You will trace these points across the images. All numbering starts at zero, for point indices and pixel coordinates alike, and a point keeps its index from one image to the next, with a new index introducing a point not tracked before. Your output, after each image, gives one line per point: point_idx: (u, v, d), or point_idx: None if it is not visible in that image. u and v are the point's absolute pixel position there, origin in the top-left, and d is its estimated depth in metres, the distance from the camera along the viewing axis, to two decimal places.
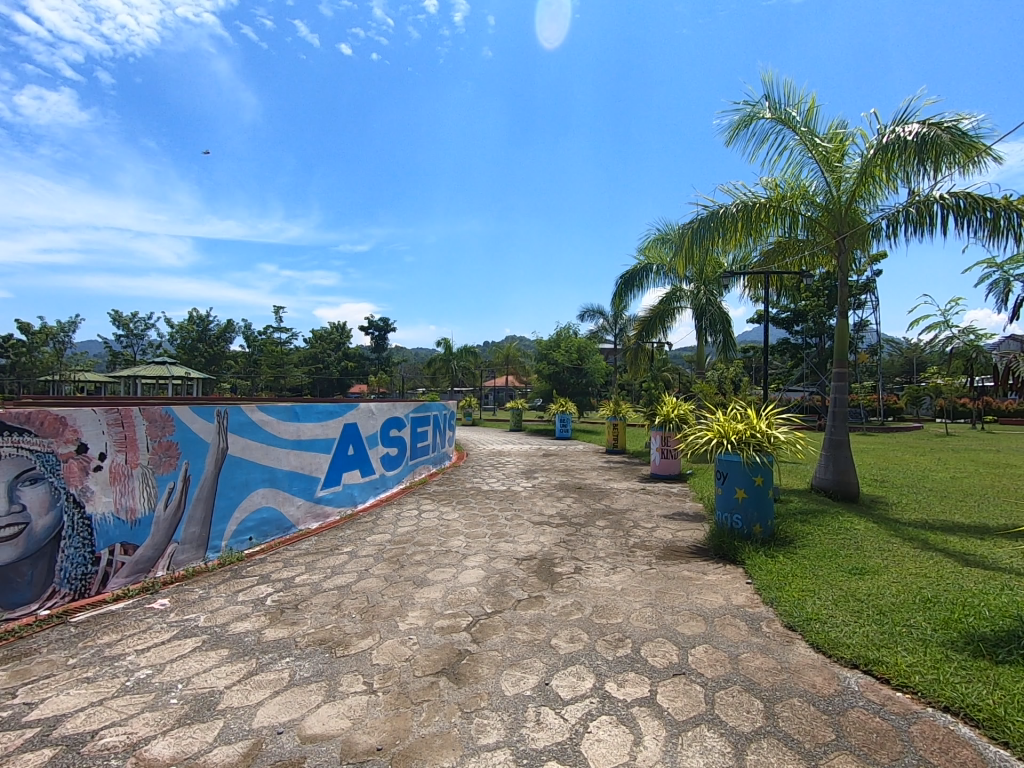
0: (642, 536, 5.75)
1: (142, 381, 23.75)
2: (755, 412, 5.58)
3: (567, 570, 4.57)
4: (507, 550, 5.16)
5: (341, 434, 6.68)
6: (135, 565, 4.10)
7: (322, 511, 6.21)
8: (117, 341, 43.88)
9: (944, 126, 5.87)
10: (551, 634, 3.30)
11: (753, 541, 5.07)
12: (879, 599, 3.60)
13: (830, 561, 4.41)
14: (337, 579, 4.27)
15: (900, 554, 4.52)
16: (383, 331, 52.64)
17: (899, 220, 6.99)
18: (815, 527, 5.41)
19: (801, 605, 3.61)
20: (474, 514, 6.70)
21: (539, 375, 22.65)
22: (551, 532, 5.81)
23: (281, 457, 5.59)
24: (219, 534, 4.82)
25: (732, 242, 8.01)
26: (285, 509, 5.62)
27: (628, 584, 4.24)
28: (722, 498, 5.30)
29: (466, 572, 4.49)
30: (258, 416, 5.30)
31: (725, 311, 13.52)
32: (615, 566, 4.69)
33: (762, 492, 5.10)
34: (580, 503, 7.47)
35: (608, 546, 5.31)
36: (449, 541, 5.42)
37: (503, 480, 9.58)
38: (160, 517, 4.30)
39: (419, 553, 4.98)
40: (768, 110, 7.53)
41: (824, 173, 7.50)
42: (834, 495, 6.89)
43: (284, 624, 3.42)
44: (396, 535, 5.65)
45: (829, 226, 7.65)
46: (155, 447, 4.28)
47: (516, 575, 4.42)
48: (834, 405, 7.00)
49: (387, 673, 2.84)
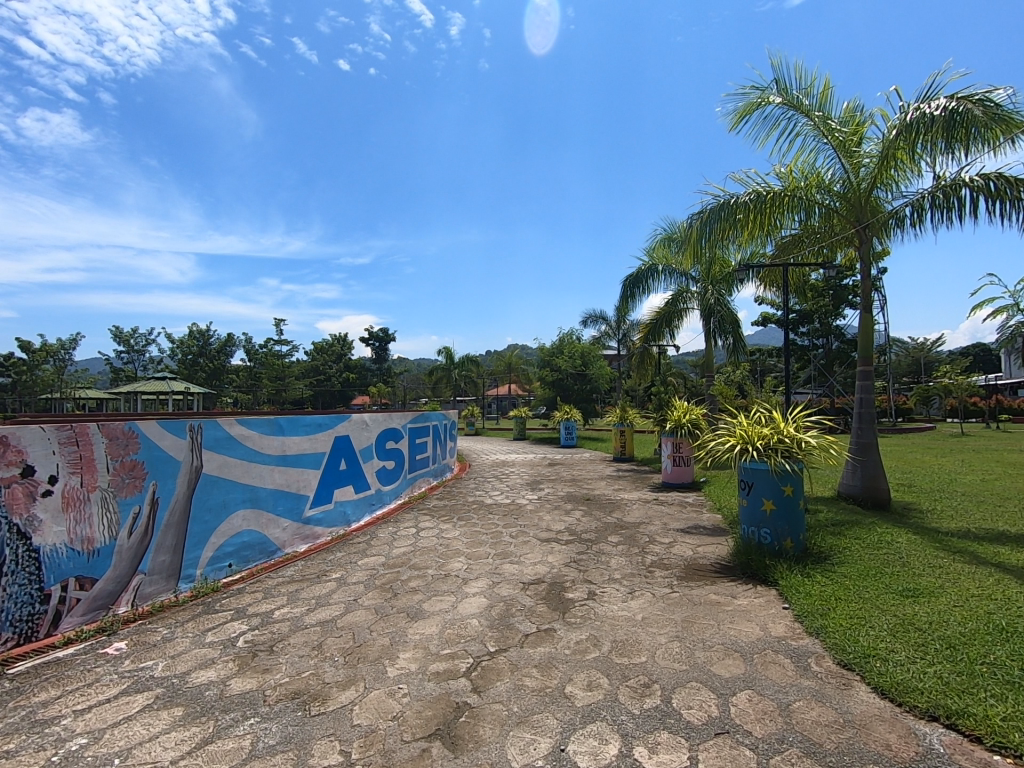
0: (660, 554, 5.24)
1: (141, 397, 23.36)
2: (780, 415, 5.09)
3: (580, 596, 4.08)
4: (512, 573, 4.68)
5: (331, 448, 6.21)
6: (92, 601, 3.64)
7: (311, 532, 5.74)
8: (117, 356, 43.53)
9: (974, 100, 5.38)
10: (565, 680, 2.81)
11: (784, 557, 4.58)
12: (944, 628, 3.11)
13: (876, 582, 3.92)
14: (321, 613, 3.79)
15: (955, 572, 4.02)
16: (382, 343, 52.15)
17: (924, 207, 6.58)
18: (851, 541, 4.90)
19: (852, 636, 3.13)
20: (476, 531, 6.22)
21: (541, 383, 22.13)
22: (560, 551, 5.31)
23: (265, 474, 5.13)
24: (193, 563, 4.35)
25: (744, 235, 7.61)
26: (270, 532, 5.16)
27: (649, 612, 3.75)
28: (747, 511, 4.81)
29: (467, 601, 4.01)
30: (237, 431, 4.85)
31: (734, 311, 12.99)
32: (633, 590, 4.20)
33: (792, 504, 4.62)
34: (589, 516, 6.98)
35: (624, 566, 4.82)
36: (449, 564, 4.93)
37: (507, 492, 9.09)
38: (123, 546, 3.84)
39: (414, 579, 4.49)
40: (779, 94, 7.13)
41: (841, 159, 7.07)
42: (865, 503, 6.39)
43: (254, 673, 2.94)
44: (391, 557, 5.17)
45: (848, 215, 7.20)
46: (117, 467, 3.84)
47: (523, 604, 3.94)
48: (860, 407, 6.54)
49: (370, 737, 2.36)
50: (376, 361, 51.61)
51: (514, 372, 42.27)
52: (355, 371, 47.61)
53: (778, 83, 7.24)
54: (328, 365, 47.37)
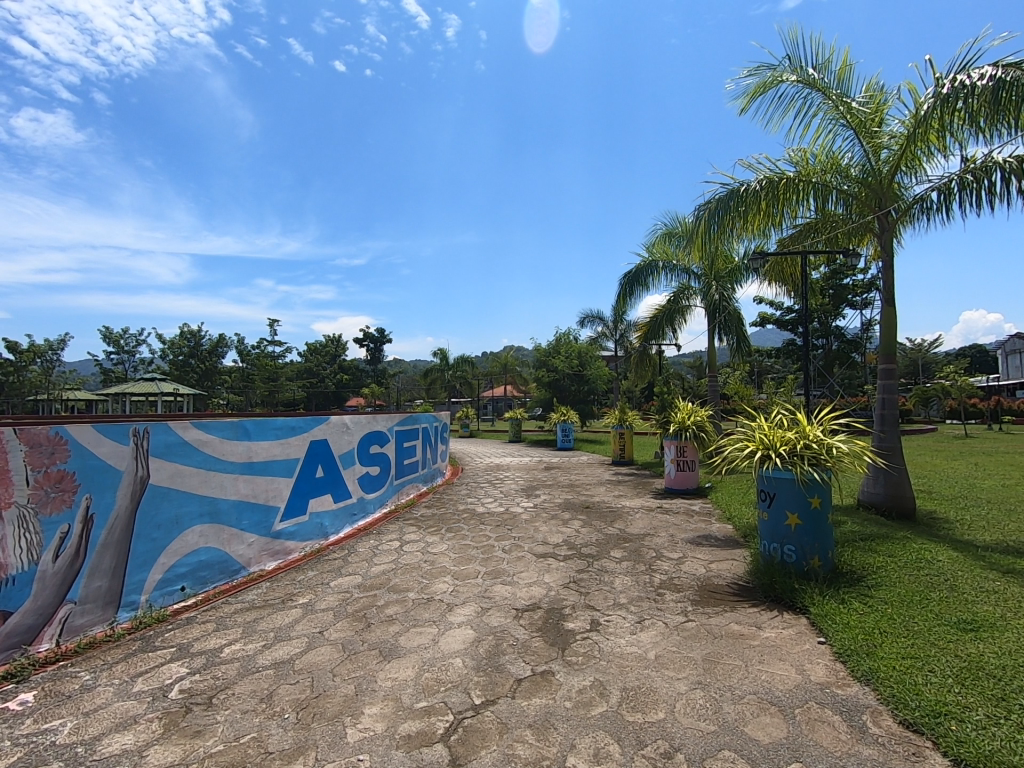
0: (669, 572, 4.69)
1: (129, 400, 22.77)
2: (804, 417, 4.56)
3: (581, 628, 3.52)
4: (504, 597, 4.11)
5: (307, 454, 5.65)
6: (5, 639, 3.07)
7: (282, 547, 5.17)
8: (107, 358, 42.64)
9: (1021, 68, 4.88)
10: (566, 747, 2.27)
11: (812, 579, 4.04)
12: (1022, 676, 2.58)
13: (924, 610, 3.39)
14: (279, 651, 3.22)
15: (1013, 598, 3.50)
16: (376, 343, 51.51)
17: (952, 191, 6.09)
18: (885, 558, 4.37)
19: (910, 684, 2.61)
20: (466, 545, 5.66)
21: (537, 384, 21.54)
22: (558, 569, 4.75)
23: (227, 485, 4.56)
24: (136, 588, 3.78)
25: (755, 223, 7.10)
26: (232, 549, 4.58)
27: (662, 648, 3.21)
28: (768, 526, 4.27)
29: (450, 634, 3.45)
30: (193, 436, 4.29)
31: (738, 310, 12.46)
32: (642, 618, 3.66)
33: (820, 518, 4.08)
34: (588, 526, 6.45)
35: (630, 588, 4.27)
36: (432, 585, 4.37)
37: (501, 499, 8.53)
38: (47, 572, 3.27)
39: (392, 606, 3.92)
40: (793, 72, 6.63)
41: (860, 141, 6.57)
42: (889, 512, 5.88)
43: (180, 739, 2.37)
44: (369, 577, 4.60)
45: (867, 201, 6.68)
46: (40, 480, 3.26)
47: (516, 637, 3.38)
48: (883, 408, 6.03)
49: None
50: (371, 362, 50.95)
51: (509, 373, 41.66)
52: (348, 372, 46.96)
53: (792, 60, 6.76)
54: (321, 366, 46.74)
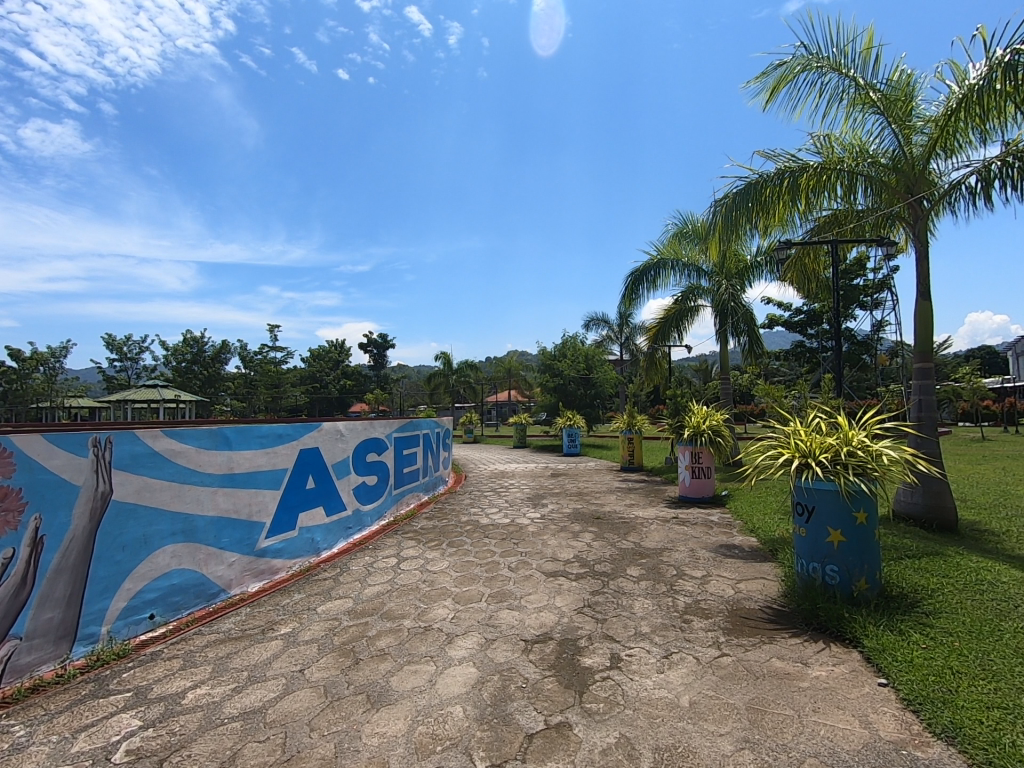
0: (694, 593, 4.22)
1: (130, 408, 22.42)
2: (846, 420, 4.09)
3: (600, 665, 3.05)
4: (510, 625, 3.65)
5: (296, 464, 5.21)
6: None
7: (266, 567, 4.73)
8: (111, 366, 42.43)
9: None
10: None
11: (859, 604, 3.57)
12: None
13: (999, 646, 2.92)
14: (252, 696, 2.78)
15: None
16: (379, 349, 51.17)
17: (995, 175, 5.62)
18: (939, 579, 3.89)
19: (1008, 747, 2.14)
20: (468, 562, 5.20)
21: (543, 389, 21.04)
22: (570, 591, 4.29)
23: (204, 499, 4.13)
24: (95, 618, 3.34)
25: (776, 216, 6.65)
26: (209, 571, 4.14)
27: (695, 691, 2.75)
28: (806, 543, 3.80)
29: (450, 674, 2.98)
30: (165, 445, 3.86)
31: (749, 309, 12.00)
32: (670, 652, 3.19)
33: (866, 534, 3.60)
34: (601, 540, 5.97)
35: (651, 614, 3.81)
36: (431, 611, 3.91)
37: (507, 509, 8.04)
38: None
39: (385, 637, 3.47)
40: (814, 57, 6.20)
41: (889, 126, 6.12)
42: (928, 525, 5.40)
43: None
44: (360, 602, 4.14)
45: (898, 190, 6.22)
46: None
47: (526, 677, 2.92)
48: (920, 411, 5.54)
49: None
50: (374, 368, 50.65)
51: (513, 377, 41.25)
52: (352, 378, 46.67)
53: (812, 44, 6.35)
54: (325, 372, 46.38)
